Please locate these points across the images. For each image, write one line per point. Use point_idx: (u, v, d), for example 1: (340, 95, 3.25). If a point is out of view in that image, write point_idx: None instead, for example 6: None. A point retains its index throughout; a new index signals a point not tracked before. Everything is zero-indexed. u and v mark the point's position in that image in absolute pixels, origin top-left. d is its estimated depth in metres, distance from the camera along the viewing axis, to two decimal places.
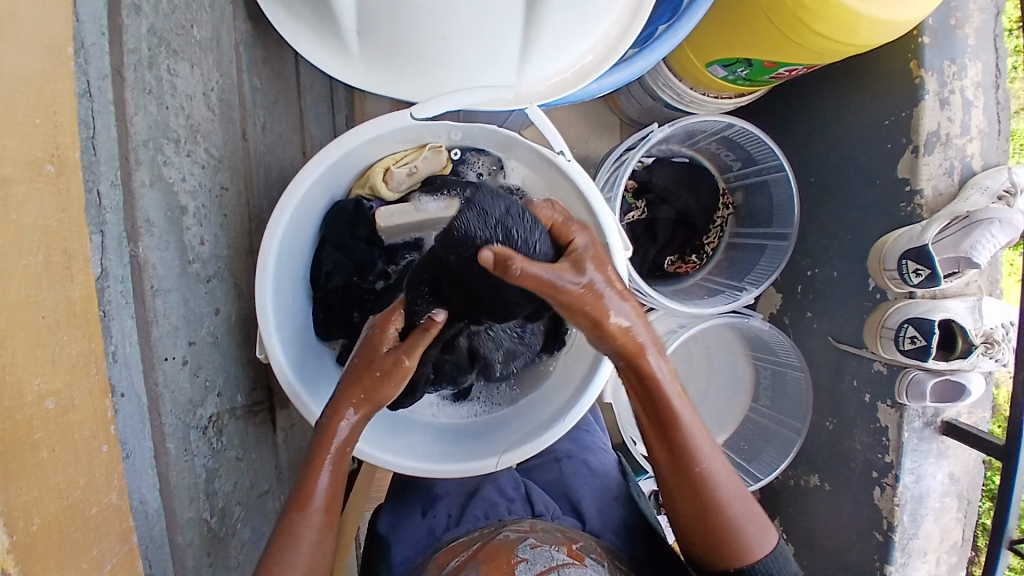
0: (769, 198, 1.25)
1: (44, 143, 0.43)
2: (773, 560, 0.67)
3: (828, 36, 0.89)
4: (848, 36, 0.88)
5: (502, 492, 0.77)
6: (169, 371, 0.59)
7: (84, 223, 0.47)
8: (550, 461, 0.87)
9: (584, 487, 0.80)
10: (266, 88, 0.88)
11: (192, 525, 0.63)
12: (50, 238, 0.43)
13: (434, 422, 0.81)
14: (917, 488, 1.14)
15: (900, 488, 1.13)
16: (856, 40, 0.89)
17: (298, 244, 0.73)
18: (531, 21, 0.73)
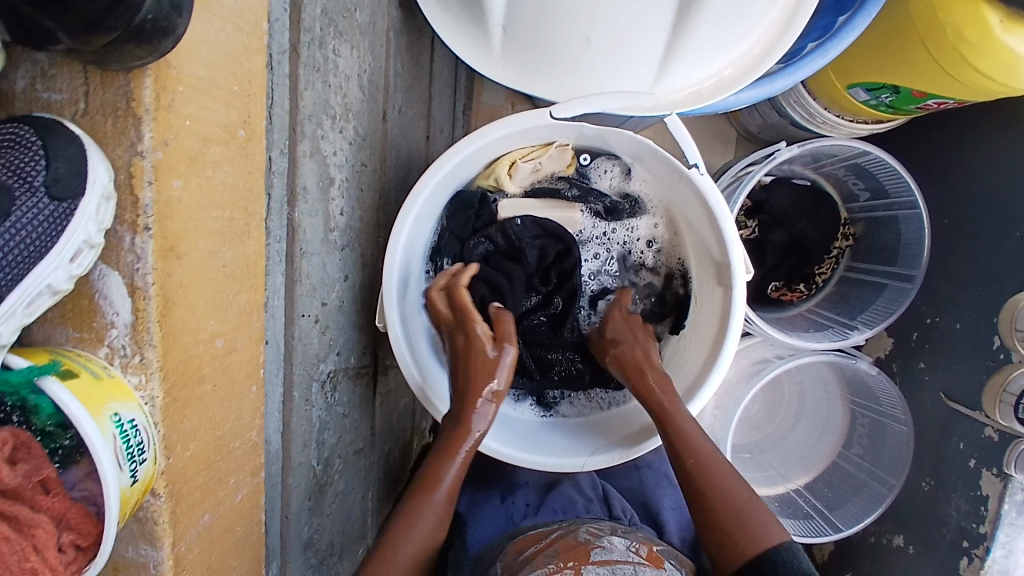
0: (897, 234, 1.17)
1: (240, 110, 0.46)
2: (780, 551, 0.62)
3: (983, 75, 0.81)
4: (1009, 75, 0.79)
5: (580, 490, 0.76)
6: (304, 327, 0.65)
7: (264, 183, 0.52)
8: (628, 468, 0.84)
9: (666, 500, 0.78)
10: (406, 73, 0.92)
11: (300, 469, 0.68)
12: (237, 200, 0.47)
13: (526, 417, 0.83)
14: (1007, 564, 1.01)
15: (989, 561, 1.01)
16: (1016, 81, 0.80)
17: (424, 223, 0.78)
18: (678, 29, 0.72)
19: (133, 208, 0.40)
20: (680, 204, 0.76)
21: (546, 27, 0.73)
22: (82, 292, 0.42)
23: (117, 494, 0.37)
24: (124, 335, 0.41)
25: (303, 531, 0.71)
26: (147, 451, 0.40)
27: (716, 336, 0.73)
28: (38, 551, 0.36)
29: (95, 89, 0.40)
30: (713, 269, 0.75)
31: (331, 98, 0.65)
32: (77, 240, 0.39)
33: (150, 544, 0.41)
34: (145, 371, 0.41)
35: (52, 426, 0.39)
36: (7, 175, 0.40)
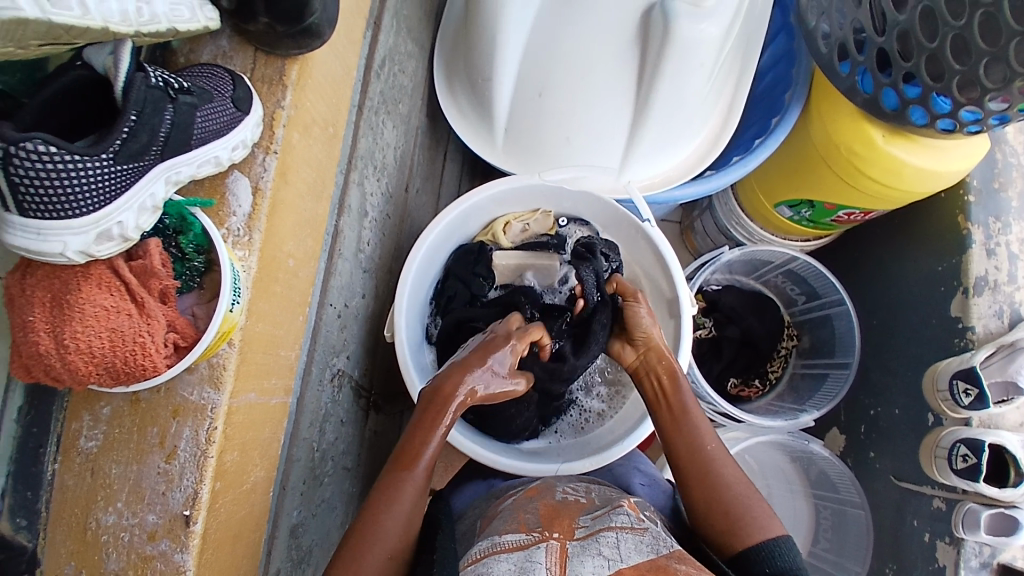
0: (831, 331, 1.36)
1: (335, 120, 0.66)
2: (778, 540, 0.68)
3: (878, 180, 1.04)
4: (893, 180, 1.03)
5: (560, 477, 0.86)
6: (329, 316, 0.78)
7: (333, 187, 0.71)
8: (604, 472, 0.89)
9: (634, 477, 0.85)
10: (424, 167, 1.16)
11: (303, 446, 0.75)
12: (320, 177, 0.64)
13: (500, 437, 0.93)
14: None
15: None
16: (901, 184, 1.03)
17: (431, 264, 0.96)
18: (635, 133, 0.98)
19: (268, 136, 0.58)
20: (639, 258, 0.96)
21: (539, 126, 0.99)
22: (216, 187, 0.56)
23: (221, 316, 0.49)
24: (241, 222, 0.55)
25: (293, 513, 0.76)
26: (242, 300, 0.52)
27: None
28: (150, 333, 0.48)
29: (259, 67, 0.60)
30: (665, 306, 0.92)
31: (376, 152, 0.87)
32: (238, 139, 0.55)
33: (214, 387, 0.51)
34: (250, 247, 0.55)
35: (189, 249, 0.53)
36: (211, 88, 0.55)
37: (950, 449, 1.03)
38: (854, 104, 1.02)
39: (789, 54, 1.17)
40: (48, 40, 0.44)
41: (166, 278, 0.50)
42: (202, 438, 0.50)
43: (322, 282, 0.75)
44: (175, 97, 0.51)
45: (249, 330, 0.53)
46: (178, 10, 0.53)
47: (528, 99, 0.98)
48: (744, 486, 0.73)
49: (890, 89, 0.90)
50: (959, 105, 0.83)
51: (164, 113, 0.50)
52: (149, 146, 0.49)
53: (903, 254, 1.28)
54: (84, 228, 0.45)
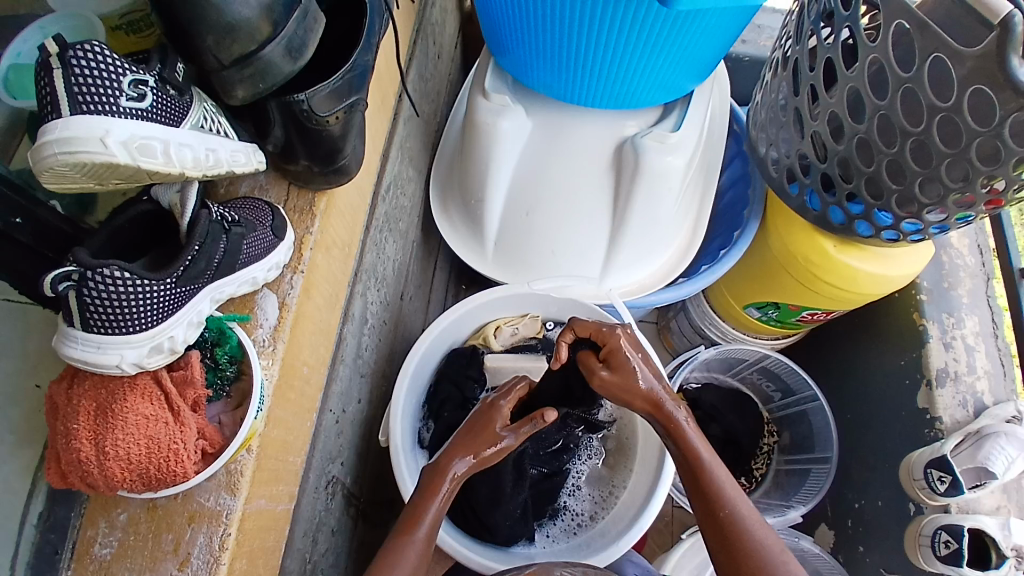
0: (808, 427, 1.40)
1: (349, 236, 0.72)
2: None
3: (835, 285, 1.15)
4: (848, 284, 1.13)
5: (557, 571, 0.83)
6: (329, 419, 0.80)
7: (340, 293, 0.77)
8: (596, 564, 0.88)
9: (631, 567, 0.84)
10: (417, 276, 1.24)
11: (297, 555, 0.75)
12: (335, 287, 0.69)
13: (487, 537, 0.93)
14: None
15: None
16: (854, 287, 1.13)
17: (424, 367, 1.00)
18: (614, 245, 1.08)
19: (296, 258, 0.65)
20: None
21: (527, 239, 1.08)
22: (248, 301, 0.62)
23: (249, 423, 0.55)
24: (268, 332, 0.61)
25: None
26: (264, 406, 0.57)
27: (658, 463, 0.92)
28: (183, 440, 0.52)
29: (293, 197, 0.69)
30: None
31: (378, 264, 0.95)
32: (276, 261, 0.61)
33: (230, 493, 0.55)
34: (273, 355, 0.60)
35: (223, 360, 0.59)
36: (254, 215, 0.62)
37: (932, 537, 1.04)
38: (806, 220, 1.15)
39: (743, 177, 1.33)
40: (125, 180, 0.54)
41: (200, 388, 0.56)
42: (216, 543, 0.54)
43: (325, 386, 0.79)
44: (229, 227, 0.58)
45: (267, 434, 0.59)
46: (237, 155, 0.62)
47: (515, 218, 1.08)
48: (772, 548, 0.71)
49: (836, 207, 1.04)
50: (900, 218, 0.97)
51: (219, 240, 0.57)
52: (202, 271, 0.56)
53: (865, 349, 1.37)
54: (139, 344, 0.51)
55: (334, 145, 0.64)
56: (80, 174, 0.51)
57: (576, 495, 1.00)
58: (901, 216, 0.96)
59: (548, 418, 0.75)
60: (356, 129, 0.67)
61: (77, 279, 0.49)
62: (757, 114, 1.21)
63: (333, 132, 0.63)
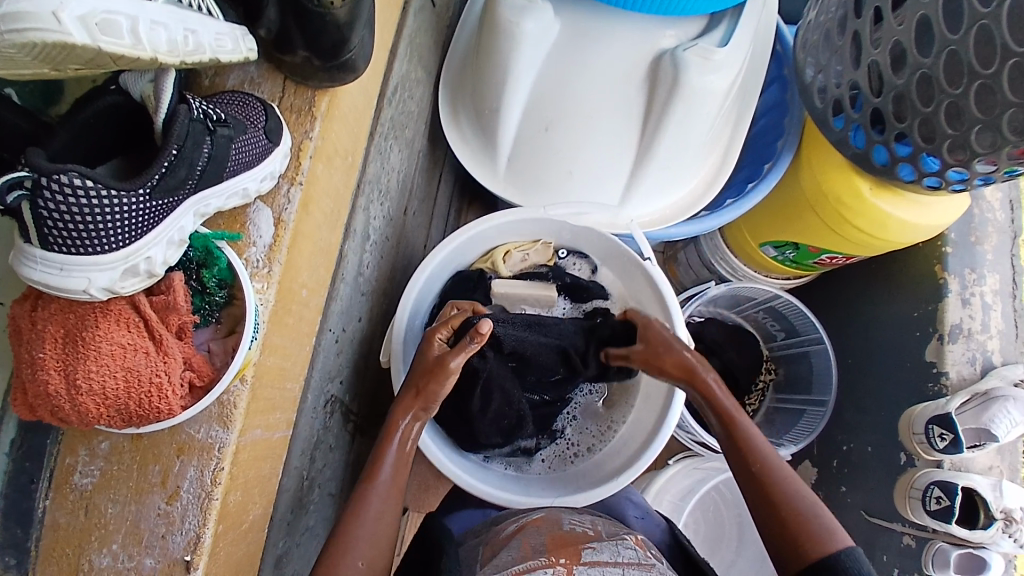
0: (809, 367, 1.39)
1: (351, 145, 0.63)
2: (844, 554, 0.67)
3: (863, 230, 1.08)
4: (879, 230, 1.07)
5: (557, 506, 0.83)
6: (328, 340, 0.76)
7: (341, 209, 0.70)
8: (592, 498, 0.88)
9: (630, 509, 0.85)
10: (421, 190, 1.16)
11: (294, 475, 0.73)
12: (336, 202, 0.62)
13: (482, 460, 0.93)
14: None
15: None
16: (883, 233, 1.07)
17: (429, 289, 0.95)
18: (638, 170, 0.99)
19: (294, 168, 0.58)
20: (636, 297, 0.98)
21: (544, 157, 0.99)
22: (239, 215, 0.56)
23: (244, 353, 0.51)
24: (260, 252, 0.55)
25: (278, 545, 0.73)
26: (259, 335, 0.53)
27: (666, 400, 0.89)
28: (166, 372, 0.48)
29: (289, 97, 0.60)
30: None
31: (381, 178, 0.87)
32: (271, 170, 0.55)
33: (222, 426, 0.52)
34: (268, 279, 0.54)
35: (211, 283, 0.54)
36: (245, 118, 0.55)
37: (925, 491, 1.06)
38: (844, 158, 1.06)
39: (781, 104, 1.22)
40: (85, 64, 0.45)
41: (185, 315, 0.51)
42: (208, 478, 0.51)
43: (323, 308, 0.74)
44: (215, 129, 0.50)
45: (263, 363, 0.54)
46: (222, 40, 0.53)
47: (534, 131, 0.98)
48: (811, 498, 0.72)
49: (881, 146, 0.95)
50: (947, 166, 0.88)
51: (205, 144, 0.49)
52: (183, 181, 0.49)
53: (877, 295, 1.33)
54: (110, 266, 0.45)
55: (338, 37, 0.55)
56: (30, 58, 0.43)
57: (574, 424, 0.99)
58: (951, 164, 0.87)
59: (484, 326, 0.73)
60: (364, 20, 0.57)
61: (31, 187, 0.42)
62: (807, 32, 1.08)
63: (338, 19, 0.53)
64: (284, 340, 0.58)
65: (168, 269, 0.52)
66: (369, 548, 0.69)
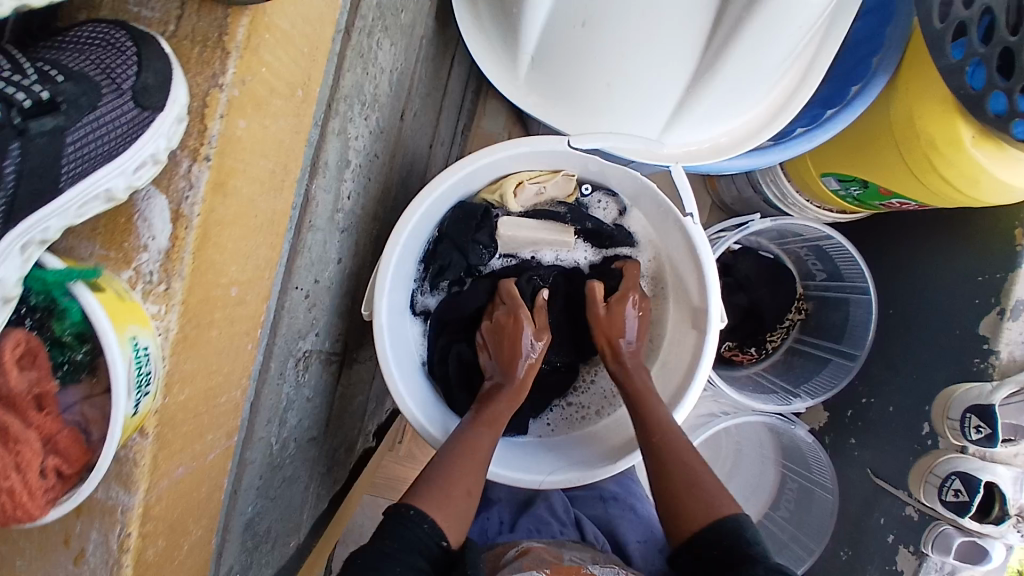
0: (844, 316, 1.25)
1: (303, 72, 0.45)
2: (728, 519, 0.64)
3: (950, 184, 0.88)
4: (970, 188, 0.87)
5: (554, 512, 0.83)
6: (295, 299, 0.64)
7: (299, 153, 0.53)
8: (594, 498, 0.90)
9: (629, 529, 0.85)
10: (425, 83, 0.96)
11: (261, 444, 0.66)
12: (280, 156, 0.45)
13: None
14: None
15: None
16: (976, 193, 0.87)
17: (425, 223, 0.80)
18: (692, 92, 0.79)
19: (197, 136, 0.41)
20: (670, 251, 0.82)
21: (576, 66, 0.79)
22: (122, 210, 0.43)
23: (120, 425, 0.38)
24: (155, 261, 0.41)
25: (248, 511, 0.68)
26: (153, 385, 0.40)
27: (685, 377, 0.78)
28: (20, 469, 0.38)
29: (190, 15, 0.42)
30: (690, 313, 0.80)
31: (365, 84, 0.67)
32: (144, 154, 0.40)
33: (124, 488, 0.42)
34: (167, 301, 0.41)
35: (69, 335, 0.42)
36: (94, 68, 0.42)
37: (943, 480, 1.01)
38: (948, 91, 0.84)
39: (884, 6, 0.96)
40: None
41: (42, 386, 0.41)
42: (114, 545, 0.42)
43: (285, 265, 0.61)
44: (22, 126, 0.38)
45: (173, 403, 0.43)
46: None
47: (565, 29, 0.76)
48: (707, 468, 0.69)
49: (1002, 93, 0.72)
50: None
51: (2, 160, 0.37)
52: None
53: (942, 247, 1.15)
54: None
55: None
56: None
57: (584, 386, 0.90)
58: None
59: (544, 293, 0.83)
60: None
61: None
62: None
63: None
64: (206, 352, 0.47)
65: (6, 325, 0.40)
66: (459, 492, 0.67)
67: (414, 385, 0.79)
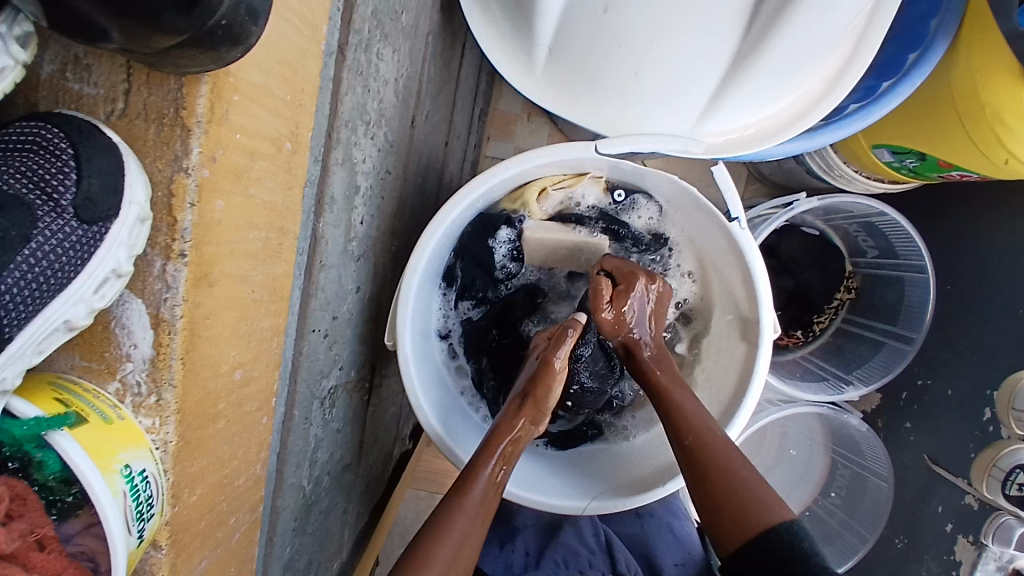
0: (899, 295, 1.16)
1: (289, 120, 0.40)
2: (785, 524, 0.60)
3: (1018, 157, 0.80)
4: None
5: (582, 538, 0.81)
6: (313, 342, 0.60)
7: None
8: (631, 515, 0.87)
9: (667, 555, 0.82)
10: (434, 80, 0.90)
11: (291, 490, 0.63)
12: (275, 218, 0.40)
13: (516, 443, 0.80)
14: None
15: None
16: None
17: (446, 240, 0.75)
18: (732, 76, 0.72)
19: (167, 232, 0.33)
20: (711, 253, 0.75)
21: (598, 56, 0.72)
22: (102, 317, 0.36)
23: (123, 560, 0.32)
24: (142, 368, 0.35)
25: (287, 552, 0.67)
26: (153, 510, 0.35)
27: (734, 394, 0.72)
28: None
29: (138, 87, 0.34)
30: (736, 322, 0.74)
31: (368, 103, 0.61)
32: (104, 269, 0.34)
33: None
34: (161, 413, 0.35)
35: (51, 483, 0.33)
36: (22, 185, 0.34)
37: (1006, 473, 0.93)
38: (1017, 58, 0.76)
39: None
40: None
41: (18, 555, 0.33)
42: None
43: (298, 312, 0.56)
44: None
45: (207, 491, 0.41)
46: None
47: (585, 16, 0.69)
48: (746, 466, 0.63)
49: None
50: None
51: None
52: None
53: (1003, 217, 1.06)
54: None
55: (231, 36, 0.31)
56: None
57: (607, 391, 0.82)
58: None
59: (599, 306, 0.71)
60: None
61: None
62: None
63: None
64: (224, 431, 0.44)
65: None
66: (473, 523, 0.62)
67: (446, 415, 0.74)
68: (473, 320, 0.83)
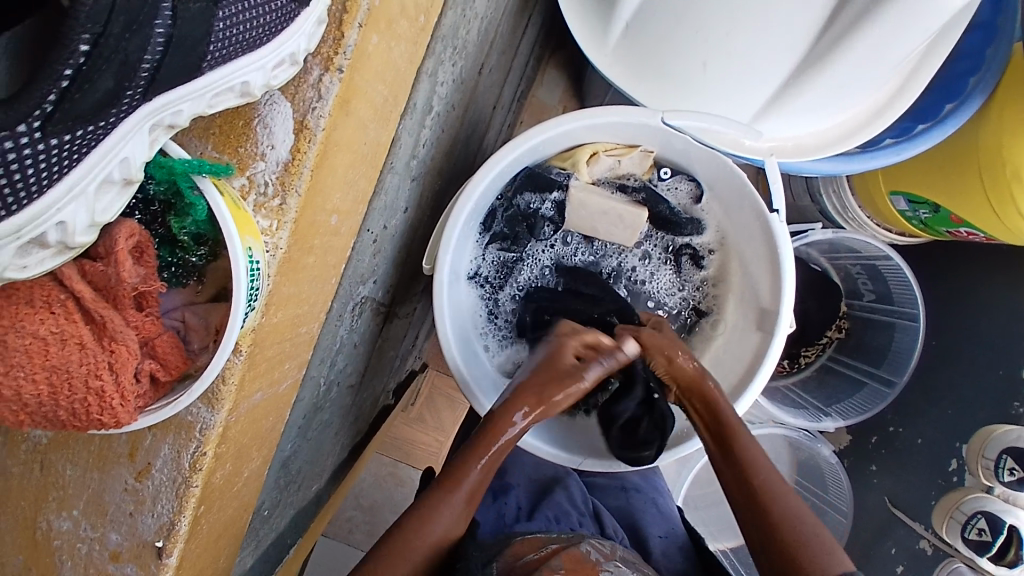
0: (888, 340, 1.15)
1: None
2: None
3: None
4: None
5: (573, 502, 0.82)
6: (365, 241, 0.61)
7: (399, 87, 0.50)
8: (616, 488, 0.90)
9: (651, 527, 0.84)
10: (503, 40, 0.93)
11: (311, 385, 0.64)
12: None
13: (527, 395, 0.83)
14: None
15: None
16: None
17: (496, 186, 0.77)
18: (790, 87, 0.76)
19: (332, 44, 0.43)
20: (742, 243, 0.79)
21: (673, 42, 0.76)
22: (241, 112, 0.43)
23: (236, 331, 0.39)
24: (271, 172, 0.42)
25: (288, 449, 0.67)
26: (258, 301, 0.41)
27: (739, 378, 0.75)
28: (114, 371, 0.38)
29: None
30: (755, 313, 0.78)
31: (461, 28, 0.64)
32: (285, 51, 0.40)
33: (208, 405, 0.42)
34: (279, 217, 0.42)
35: (184, 234, 0.42)
36: None
37: (967, 517, 0.98)
38: None
39: (987, 25, 0.92)
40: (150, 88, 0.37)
41: (130, 291, 0.39)
42: (186, 463, 0.43)
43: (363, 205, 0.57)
44: None
45: (264, 327, 0.43)
46: None
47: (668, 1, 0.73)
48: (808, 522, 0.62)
49: None
50: None
51: (154, 21, 0.33)
52: (121, 88, 0.34)
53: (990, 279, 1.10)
54: (73, 199, 0.34)
55: None
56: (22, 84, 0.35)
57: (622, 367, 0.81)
58: None
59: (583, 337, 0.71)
60: None
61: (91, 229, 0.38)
62: None
63: None
64: (297, 283, 0.46)
65: (116, 215, 0.39)
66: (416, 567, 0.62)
67: (464, 343, 0.77)
68: (505, 265, 0.84)
